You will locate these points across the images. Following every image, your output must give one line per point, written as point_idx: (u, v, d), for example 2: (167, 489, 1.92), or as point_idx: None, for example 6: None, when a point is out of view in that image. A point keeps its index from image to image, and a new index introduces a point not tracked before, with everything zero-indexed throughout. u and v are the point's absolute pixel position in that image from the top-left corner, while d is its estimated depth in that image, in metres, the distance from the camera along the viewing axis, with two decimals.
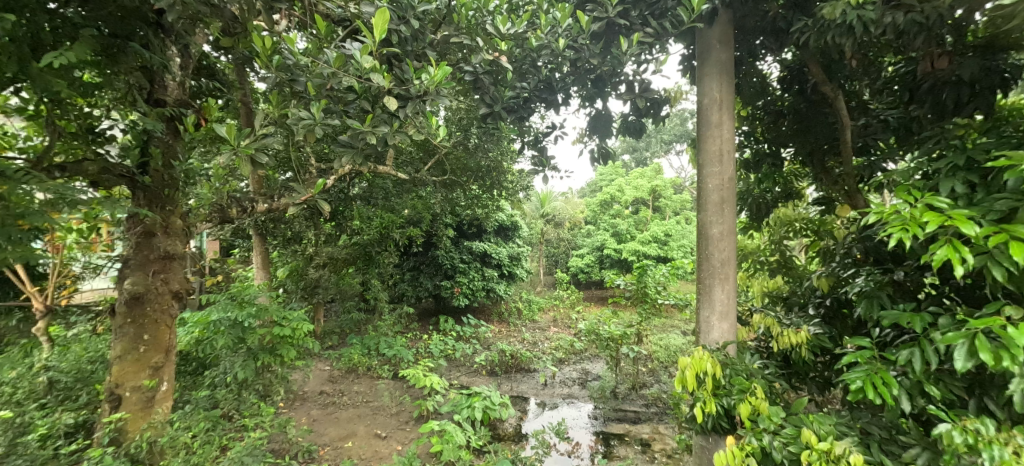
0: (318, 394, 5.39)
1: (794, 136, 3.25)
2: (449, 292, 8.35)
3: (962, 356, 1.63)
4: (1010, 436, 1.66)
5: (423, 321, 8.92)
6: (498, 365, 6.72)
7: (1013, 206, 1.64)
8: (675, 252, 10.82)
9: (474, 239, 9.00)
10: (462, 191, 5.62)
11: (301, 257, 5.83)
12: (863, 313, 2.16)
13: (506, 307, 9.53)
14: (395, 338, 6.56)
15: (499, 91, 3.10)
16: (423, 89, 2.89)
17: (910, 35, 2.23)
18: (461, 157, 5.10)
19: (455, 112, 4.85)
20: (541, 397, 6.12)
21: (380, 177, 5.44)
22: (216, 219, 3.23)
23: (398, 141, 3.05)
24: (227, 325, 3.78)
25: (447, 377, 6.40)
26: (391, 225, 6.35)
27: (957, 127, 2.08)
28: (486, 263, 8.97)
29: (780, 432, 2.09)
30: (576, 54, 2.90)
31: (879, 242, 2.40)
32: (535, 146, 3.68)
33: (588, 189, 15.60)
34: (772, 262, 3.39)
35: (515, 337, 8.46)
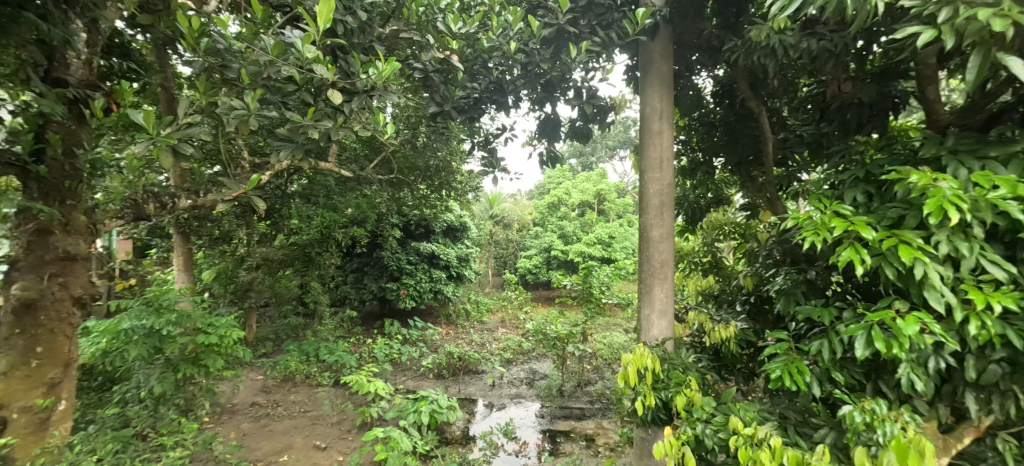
0: (249, 407, 5.15)
1: (724, 147, 3.52)
2: (395, 294, 8.23)
3: (861, 345, 1.85)
4: (899, 414, 1.91)
5: (367, 324, 8.75)
6: (445, 368, 6.71)
7: (901, 214, 1.89)
8: (618, 253, 11.27)
9: (422, 239, 8.94)
10: (409, 190, 5.59)
11: (231, 259, 5.46)
12: (782, 308, 2.40)
13: (454, 309, 9.53)
14: (337, 343, 6.40)
15: (449, 91, 3.13)
16: (370, 84, 2.85)
17: (822, 60, 2.48)
18: (409, 157, 5.08)
19: (402, 109, 4.81)
20: (488, 399, 6.18)
21: (321, 174, 5.25)
22: (129, 215, 2.80)
23: (341, 137, 2.97)
24: (141, 334, 3.59)
25: (392, 382, 6.33)
26: (333, 225, 6.20)
27: (859, 143, 2.35)
28: (434, 264, 8.92)
29: (711, 421, 2.26)
30: (527, 57, 2.98)
31: (795, 244, 2.67)
32: (485, 147, 3.76)
33: (537, 191, 15.85)
34: (705, 263, 3.64)
35: (463, 338, 8.48)
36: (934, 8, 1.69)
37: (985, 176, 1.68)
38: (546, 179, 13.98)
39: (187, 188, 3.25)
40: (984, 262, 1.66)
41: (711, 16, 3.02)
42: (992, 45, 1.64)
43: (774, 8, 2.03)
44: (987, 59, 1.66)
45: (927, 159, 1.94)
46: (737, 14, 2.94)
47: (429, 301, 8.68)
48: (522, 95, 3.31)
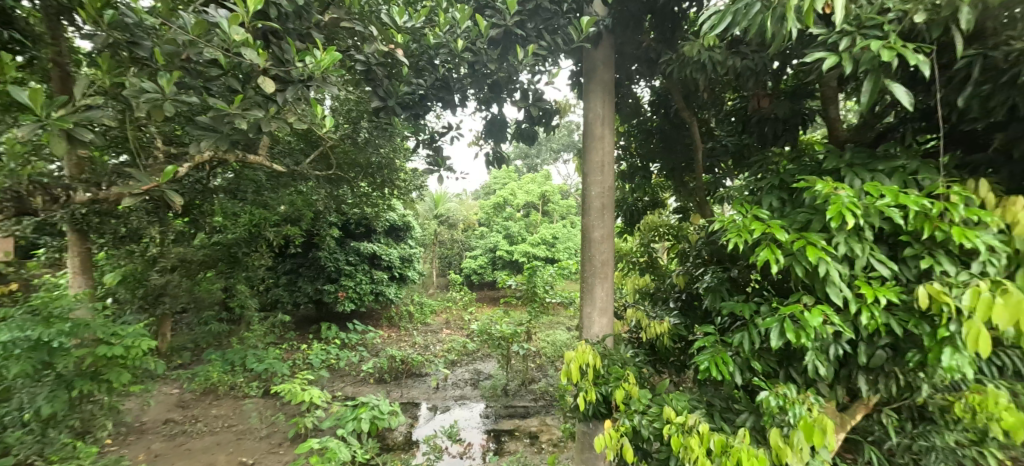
0: (161, 425, 4.82)
1: (660, 153, 3.75)
2: (333, 296, 7.99)
3: (775, 336, 2.05)
4: (806, 397, 2.13)
5: (301, 329, 8.42)
6: (387, 372, 6.60)
7: (808, 218, 2.11)
8: (561, 253, 11.55)
9: (363, 239, 8.73)
10: (349, 188, 5.45)
11: (140, 261, 4.92)
12: (709, 303, 2.61)
13: (396, 311, 9.37)
14: (267, 350, 6.12)
15: (393, 86, 3.11)
16: (306, 73, 2.73)
17: (745, 77, 2.71)
18: (349, 153, 4.95)
19: (342, 103, 4.71)
20: (432, 401, 6.16)
21: (250, 169, 4.84)
22: (11, 212, 2.51)
23: (274, 129, 2.85)
24: (24, 348, 3.17)
25: (330, 389, 6.15)
26: (263, 224, 5.89)
27: (774, 155, 2.60)
28: (375, 265, 8.72)
29: (647, 412, 2.40)
30: (473, 57, 3.00)
31: (721, 245, 2.90)
32: (430, 145, 3.76)
33: (483, 191, 15.89)
34: (642, 262, 3.85)
35: (406, 340, 8.37)
36: (836, 36, 1.90)
37: (874, 186, 1.92)
38: (492, 179, 14.04)
39: (85, 178, 3.04)
40: (873, 261, 1.91)
41: (649, 30, 3.21)
42: (882, 72, 1.86)
43: (703, 25, 2.19)
44: (877, 85, 1.87)
45: (829, 170, 2.19)
46: (672, 29, 3.14)
47: (370, 303, 8.47)
48: (469, 94, 3.33)
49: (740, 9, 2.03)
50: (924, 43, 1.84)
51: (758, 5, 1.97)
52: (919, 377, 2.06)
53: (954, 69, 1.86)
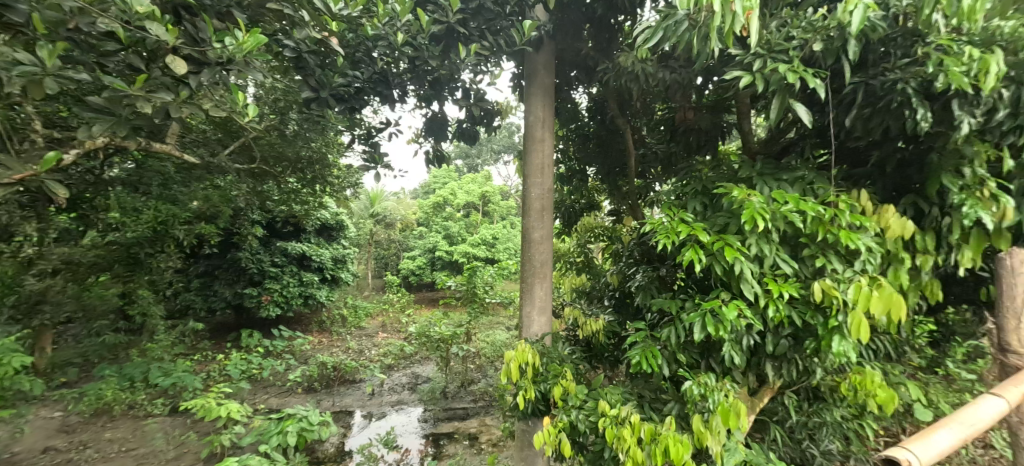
0: (38, 455, 4.16)
1: (597, 157, 3.94)
2: (255, 301, 7.57)
3: (699, 330, 2.18)
4: (723, 384, 2.31)
5: (219, 338, 7.93)
6: (317, 380, 6.35)
7: (726, 221, 2.30)
8: (501, 254, 11.66)
9: (291, 238, 8.34)
10: (276, 184, 5.21)
11: (12, 263, 4.05)
12: (641, 301, 2.78)
13: (328, 315, 9.04)
14: (175, 363, 5.64)
15: (327, 76, 2.91)
16: (225, 57, 2.37)
17: (673, 89, 2.91)
18: (276, 144, 4.68)
19: (268, 91, 4.41)
20: (367, 409, 6.01)
21: (156, 159, 4.54)
22: None
23: (186, 115, 2.42)
24: None
25: (251, 402, 5.79)
26: (171, 222, 5.03)
27: (697, 164, 2.82)
28: (304, 266, 8.36)
29: (584, 407, 2.51)
30: (414, 52, 2.93)
31: (651, 245, 3.10)
32: (367, 141, 3.66)
33: (421, 191, 15.70)
34: (579, 262, 4.02)
35: (339, 346, 8.11)
36: (751, 57, 2.10)
37: (781, 193, 2.14)
38: (432, 178, 13.88)
39: None
40: (779, 260, 2.13)
41: (587, 39, 3.34)
42: (788, 91, 2.08)
43: (637, 39, 2.33)
44: (784, 103, 2.09)
45: (744, 178, 2.42)
46: (608, 40, 3.30)
47: (298, 307, 8.09)
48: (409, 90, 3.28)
49: (670, 25, 2.18)
50: (820, 68, 2.09)
51: (686, 23, 2.13)
52: (814, 362, 2.34)
53: (844, 93, 2.13)
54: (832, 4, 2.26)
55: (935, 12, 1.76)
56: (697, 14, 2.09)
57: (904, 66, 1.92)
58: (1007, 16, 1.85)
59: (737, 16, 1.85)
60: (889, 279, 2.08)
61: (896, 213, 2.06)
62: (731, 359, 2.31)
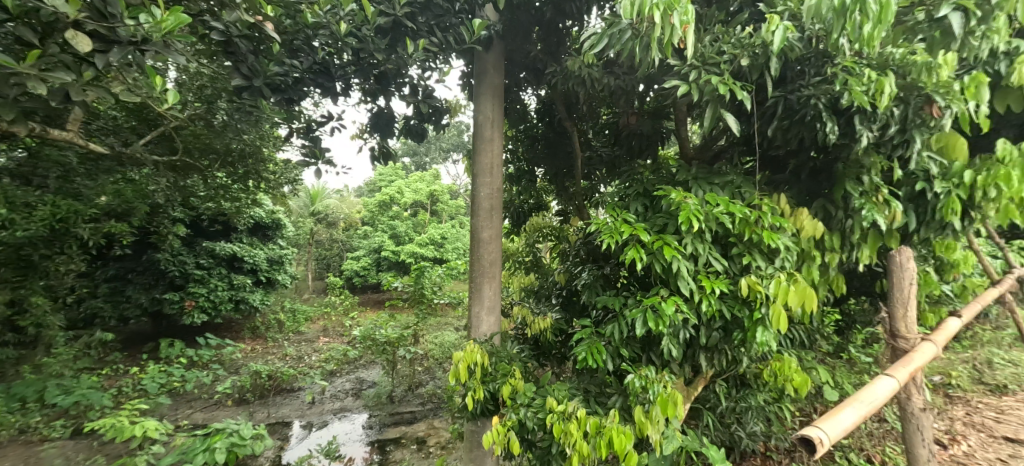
0: None
1: (545, 159, 4.05)
2: (177, 307, 7.11)
3: (639, 326, 2.27)
4: (662, 376, 2.43)
5: (133, 347, 7.37)
6: (250, 390, 6.03)
7: (665, 222, 2.42)
8: (449, 254, 11.56)
9: (219, 238, 7.91)
10: (203, 178, 4.90)
11: None
12: (587, 298, 2.89)
13: (262, 320, 8.62)
14: (80, 379, 4.93)
15: (260, 64, 2.63)
16: (138, 36, 2.04)
17: (616, 94, 3.04)
18: (202, 136, 4.32)
19: (192, 77, 3.97)
20: (306, 418, 5.81)
21: (53, 146, 4.02)
22: None
23: (92, 98, 2.18)
24: None
25: (172, 419, 5.34)
26: (74, 216, 4.23)
27: (639, 168, 2.96)
28: (236, 268, 7.93)
29: (532, 404, 2.53)
30: (358, 43, 2.76)
31: (596, 244, 3.23)
32: (306, 135, 3.50)
33: (366, 189, 15.30)
34: (527, 261, 4.09)
35: (275, 353, 7.76)
36: (687, 68, 2.23)
37: (713, 196, 2.30)
38: (377, 176, 13.54)
39: None
40: (711, 258, 2.29)
41: (536, 41, 3.39)
42: (720, 102, 2.21)
43: (584, 44, 2.41)
44: (716, 113, 2.22)
45: (680, 182, 2.57)
46: (556, 43, 3.37)
47: (227, 312, 7.68)
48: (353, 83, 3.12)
49: (614, 33, 2.27)
50: (747, 83, 2.25)
51: (629, 32, 2.22)
52: (741, 352, 2.54)
53: (766, 105, 2.33)
54: (757, 24, 2.45)
55: (842, 37, 1.96)
56: (640, 24, 2.19)
57: (817, 83, 2.12)
58: (899, 44, 2.10)
59: (675, 29, 1.97)
60: (804, 275, 2.31)
61: (809, 216, 2.29)
62: (669, 352, 2.45)
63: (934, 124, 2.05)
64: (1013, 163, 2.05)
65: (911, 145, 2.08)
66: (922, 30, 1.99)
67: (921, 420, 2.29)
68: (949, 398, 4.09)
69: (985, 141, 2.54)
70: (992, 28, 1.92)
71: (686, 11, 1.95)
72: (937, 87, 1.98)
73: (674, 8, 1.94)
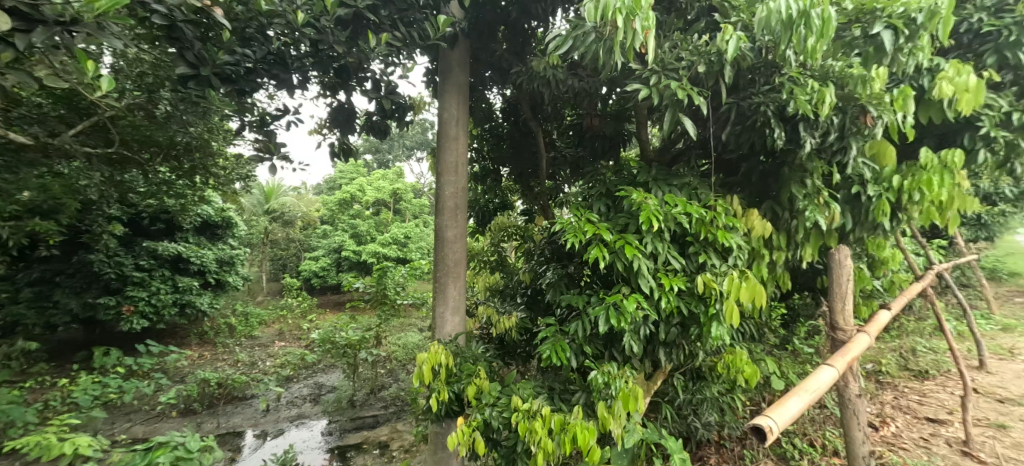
0: None
1: (510, 158, 4.08)
2: (112, 313, 6.67)
3: (602, 323, 2.33)
4: (623, 372, 2.51)
5: (61, 357, 6.91)
6: (196, 401, 5.77)
7: (626, 221, 2.49)
8: (413, 253, 11.41)
9: (162, 238, 7.55)
10: (141, 173, 4.65)
11: None
12: (551, 297, 2.94)
13: (211, 326, 8.37)
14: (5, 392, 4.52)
15: (209, 51, 2.34)
16: (67, 16, 1.85)
17: (580, 96, 3.10)
18: (142, 126, 3.88)
19: (129, 64, 3.63)
20: (260, 427, 5.62)
21: None
22: None
23: (15, 83, 2.00)
24: None
25: (109, 435, 4.99)
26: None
27: (601, 169, 3.02)
28: (180, 270, 7.60)
29: (497, 404, 2.55)
30: (317, 35, 2.52)
31: (560, 244, 3.29)
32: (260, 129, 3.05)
33: (327, 186, 14.92)
34: (492, 261, 4.10)
35: (224, 359, 7.46)
36: (648, 72, 2.30)
37: (672, 197, 2.39)
38: (337, 173, 13.20)
39: None
40: (670, 257, 2.38)
41: (502, 40, 3.39)
42: (678, 107, 2.28)
43: (548, 46, 2.43)
44: (675, 117, 2.29)
45: (641, 182, 2.66)
46: (522, 43, 3.38)
47: (171, 317, 7.31)
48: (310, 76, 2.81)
49: (579, 35, 2.33)
50: (704, 89, 2.35)
51: (593, 35, 2.27)
52: (697, 346, 2.65)
53: (721, 111, 2.45)
54: (712, 33, 2.55)
55: (789, 48, 2.08)
56: (603, 27, 2.24)
57: (767, 91, 2.25)
58: (838, 57, 2.24)
59: (637, 34, 2.05)
60: (754, 272, 2.45)
61: (759, 216, 2.42)
62: (629, 349, 2.52)
63: (867, 132, 2.20)
64: (935, 171, 2.22)
65: (848, 152, 2.24)
66: (858, 45, 2.14)
67: (857, 406, 2.46)
68: (880, 384, 4.38)
69: (910, 149, 2.76)
70: (918, 46, 2.09)
71: (646, 17, 2.04)
72: (871, 98, 2.13)
73: (635, 13, 2.01)
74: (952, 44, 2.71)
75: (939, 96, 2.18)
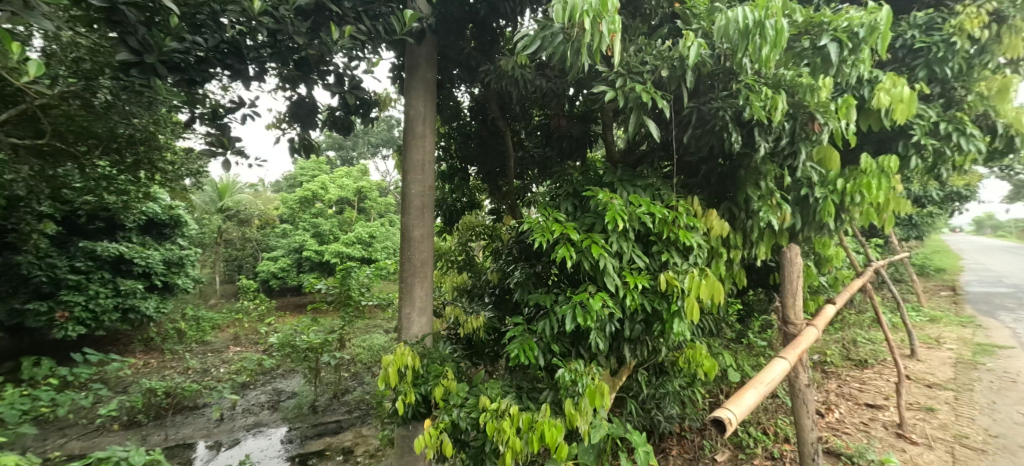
0: None
1: (478, 158, 4.07)
2: (41, 321, 6.23)
3: (569, 322, 2.36)
4: (590, 369, 2.55)
5: None
6: (142, 412, 5.40)
7: (593, 221, 2.54)
8: (378, 253, 11.13)
9: (101, 238, 7.06)
10: (80, 168, 4.27)
11: None
12: (519, 296, 2.96)
13: (157, 332, 8.01)
14: None
15: (154, 37, 2.17)
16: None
17: (548, 97, 3.14)
18: (79, 117, 3.57)
19: (64, 47, 3.28)
20: (213, 438, 5.37)
21: None
22: None
23: None
24: None
25: (40, 452, 4.63)
26: None
27: (568, 169, 3.07)
28: (122, 272, 7.17)
29: (465, 405, 2.54)
30: (275, 24, 2.38)
31: (528, 243, 3.31)
32: (213, 122, 2.83)
33: (287, 183, 14.38)
34: (460, 261, 4.08)
35: (173, 367, 7.09)
36: (615, 75, 2.36)
37: (637, 198, 2.46)
38: (298, 170, 12.73)
39: None
40: (634, 256, 2.44)
41: (470, 38, 3.36)
42: (643, 110, 2.34)
43: (516, 46, 2.44)
44: (640, 120, 2.35)
45: (607, 182, 2.72)
46: (490, 42, 3.38)
47: (113, 323, 6.89)
48: (269, 68, 2.65)
49: (547, 36, 2.35)
50: (667, 93, 2.43)
51: (561, 36, 2.30)
52: (660, 342, 2.74)
53: (682, 115, 2.54)
54: (675, 39, 2.64)
55: (744, 57, 2.17)
56: (571, 29, 2.28)
57: (725, 97, 2.35)
58: (789, 67, 2.38)
59: (603, 36, 2.10)
60: (713, 270, 2.56)
61: (717, 216, 2.53)
62: (596, 346, 2.57)
63: (815, 138, 2.34)
64: (873, 175, 2.37)
65: (798, 156, 2.38)
66: (806, 56, 2.28)
67: (806, 394, 2.61)
68: (826, 374, 4.64)
69: (852, 154, 2.96)
70: (860, 59, 2.24)
71: (613, 21, 2.09)
72: (818, 106, 2.27)
73: (602, 17, 2.07)
74: (889, 58, 2.93)
75: (878, 106, 2.33)
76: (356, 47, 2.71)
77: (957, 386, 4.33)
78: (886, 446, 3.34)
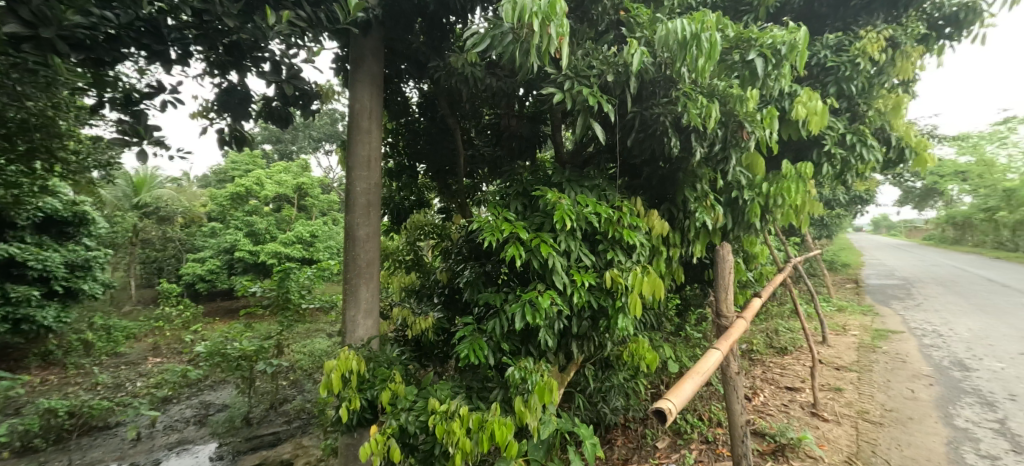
0: None
1: (426, 155, 3.99)
2: None
3: (519, 321, 2.37)
4: (539, 367, 2.59)
5: None
6: (40, 435, 4.73)
7: (542, 220, 2.57)
8: (321, 253, 10.42)
9: None
10: None
11: None
12: (468, 295, 2.93)
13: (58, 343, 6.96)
14: None
15: (54, 9, 1.86)
16: None
17: (498, 96, 3.14)
18: None
19: None
20: (129, 459, 4.83)
21: None
22: None
23: None
24: None
25: None
26: None
27: (520, 168, 3.10)
28: (11, 277, 6.27)
29: (413, 408, 2.48)
30: (201, 3, 2.18)
31: (478, 242, 3.29)
32: (126, 109, 2.52)
33: (217, 178, 13.22)
34: (407, 261, 3.96)
35: (80, 382, 6.31)
36: (563, 77, 2.41)
37: (583, 198, 2.53)
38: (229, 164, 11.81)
39: None
40: (581, 254, 2.50)
41: (419, 33, 3.27)
42: (589, 113, 2.40)
43: (465, 43, 2.42)
44: (587, 123, 2.42)
45: (556, 183, 2.78)
46: (439, 38, 3.29)
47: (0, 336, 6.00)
48: (194, 52, 2.42)
49: (497, 35, 2.36)
50: (612, 97, 2.52)
51: (510, 36, 2.30)
52: (606, 337, 2.84)
53: (626, 119, 2.65)
54: (620, 45, 2.76)
55: (683, 66, 2.30)
56: (520, 30, 2.29)
57: (665, 103, 2.48)
58: (721, 78, 2.56)
59: (552, 39, 2.13)
60: (656, 267, 2.70)
61: (658, 216, 2.67)
62: (546, 344, 2.61)
63: (743, 144, 2.54)
64: (792, 179, 2.61)
65: (730, 161, 2.58)
66: (737, 69, 2.48)
67: (736, 381, 2.83)
68: (753, 361, 5.06)
69: (775, 160, 3.25)
70: (781, 73, 2.46)
71: (561, 24, 2.14)
72: (746, 116, 2.47)
73: (551, 19, 2.10)
74: (806, 74, 3.25)
75: (796, 117, 2.58)
76: (295, 34, 2.54)
77: (858, 368, 4.89)
78: (802, 424, 3.71)
